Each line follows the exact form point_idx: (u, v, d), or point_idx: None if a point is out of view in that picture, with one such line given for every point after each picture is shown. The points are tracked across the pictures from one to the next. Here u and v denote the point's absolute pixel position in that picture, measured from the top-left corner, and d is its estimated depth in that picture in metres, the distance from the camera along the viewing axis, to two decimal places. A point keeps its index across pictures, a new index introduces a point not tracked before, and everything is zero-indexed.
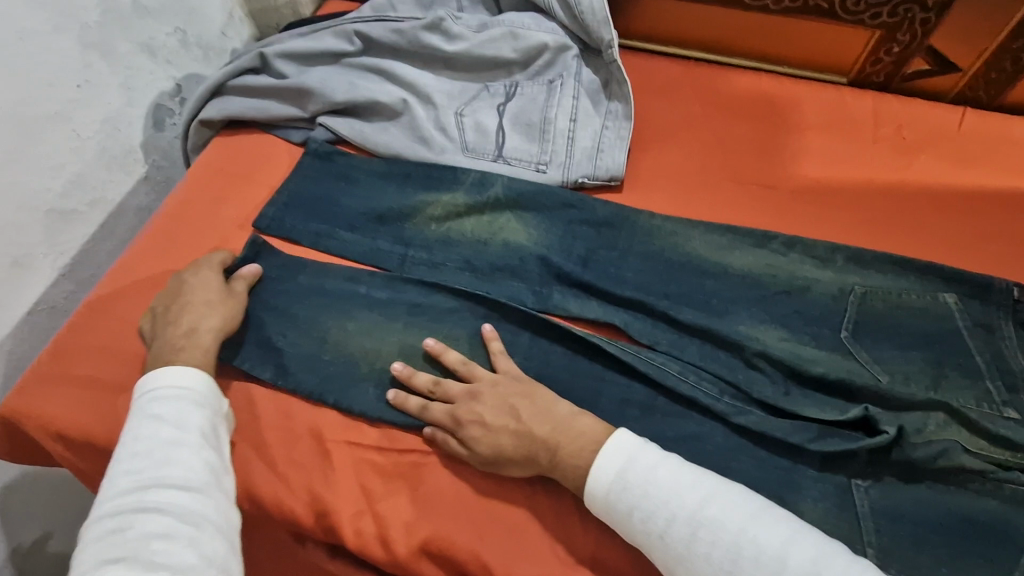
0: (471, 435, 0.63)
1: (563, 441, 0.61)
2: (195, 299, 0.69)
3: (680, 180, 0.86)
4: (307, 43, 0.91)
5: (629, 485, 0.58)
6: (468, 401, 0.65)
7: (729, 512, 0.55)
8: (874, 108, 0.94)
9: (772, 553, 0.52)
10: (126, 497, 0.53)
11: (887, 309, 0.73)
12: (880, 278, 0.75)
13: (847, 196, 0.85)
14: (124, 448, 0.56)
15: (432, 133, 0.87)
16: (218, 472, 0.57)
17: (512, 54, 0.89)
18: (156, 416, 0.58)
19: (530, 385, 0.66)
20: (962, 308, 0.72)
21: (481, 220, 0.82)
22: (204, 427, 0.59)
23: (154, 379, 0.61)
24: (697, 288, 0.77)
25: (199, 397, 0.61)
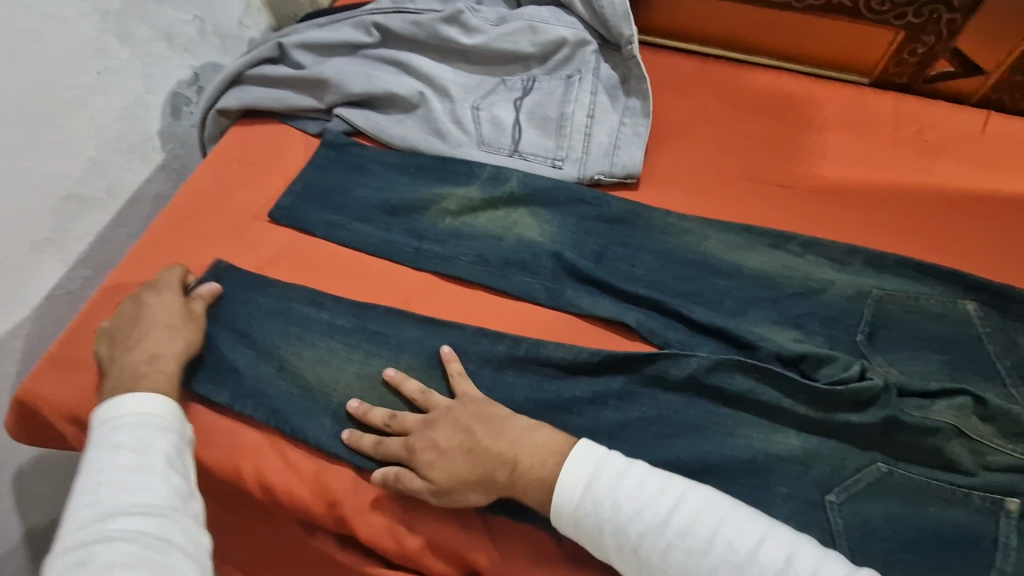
0: (426, 461, 0.61)
1: (525, 454, 0.60)
2: (156, 322, 0.68)
3: (696, 178, 0.86)
4: (325, 33, 0.90)
5: (598, 499, 0.57)
6: (422, 429, 0.63)
7: (700, 515, 0.55)
8: (896, 109, 0.93)
9: (744, 553, 0.53)
10: (88, 530, 0.52)
11: (904, 313, 0.72)
12: (897, 281, 0.74)
13: (865, 198, 0.84)
14: (86, 480, 0.55)
15: (447, 126, 0.87)
16: (186, 494, 0.56)
17: (531, 49, 0.88)
18: (117, 445, 0.57)
19: (485, 406, 0.65)
20: (981, 315, 0.71)
21: (495, 215, 0.82)
22: (170, 452, 0.58)
23: (114, 408, 0.60)
24: (711, 287, 0.76)
25: (163, 422, 0.60)
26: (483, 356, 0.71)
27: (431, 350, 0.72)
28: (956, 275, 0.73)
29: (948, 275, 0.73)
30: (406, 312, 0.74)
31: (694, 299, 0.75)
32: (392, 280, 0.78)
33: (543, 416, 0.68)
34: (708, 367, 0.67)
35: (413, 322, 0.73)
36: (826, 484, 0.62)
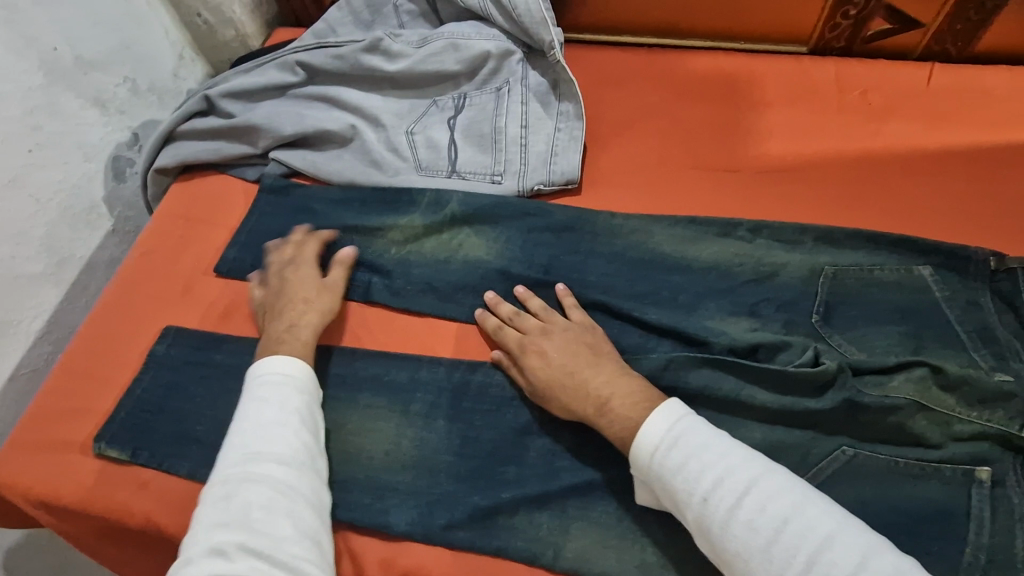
0: (531, 363, 0.66)
1: (618, 397, 0.61)
2: (296, 295, 0.72)
3: (641, 174, 0.84)
4: (251, 79, 0.90)
5: (677, 449, 0.56)
6: (538, 334, 0.68)
7: (781, 489, 0.53)
8: (838, 75, 0.91)
9: (820, 531, 0.50)
10: (236, 469, 0.58)
11: (860, 286, 0.71)
12: (850, 254, 0.73)
13: (815, 171, 0.82)
14: (235, 423, 0.61)
15: (384, 155, 0.86)
16: (312, 449, 0.61)
17: (456, 66, 0.87)
18: (263, 397, 0.62)
19: (599, 342, 0.67)
20: (937, 279, 0.70)
21: (441, 239, 0.80)
22: (303, 411, 0.63)
23: (264, 363, 0.65)
24: (663, 284, 0.74)
25: (300, 383, 0.65)
26: (441, 387, 0.70)
27: (386, 387, 0.71)
28: (910, 242, 0.71)
29: (901, 241, 0.72)
30: (359, 352, 0.73)
31: (641, 302, 0.74)
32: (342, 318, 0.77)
33: (505, 441, 0.66)
34: (663, 366, 0.66)
35: (366, 362, 0.72)
36: (795, 475, 0.61)
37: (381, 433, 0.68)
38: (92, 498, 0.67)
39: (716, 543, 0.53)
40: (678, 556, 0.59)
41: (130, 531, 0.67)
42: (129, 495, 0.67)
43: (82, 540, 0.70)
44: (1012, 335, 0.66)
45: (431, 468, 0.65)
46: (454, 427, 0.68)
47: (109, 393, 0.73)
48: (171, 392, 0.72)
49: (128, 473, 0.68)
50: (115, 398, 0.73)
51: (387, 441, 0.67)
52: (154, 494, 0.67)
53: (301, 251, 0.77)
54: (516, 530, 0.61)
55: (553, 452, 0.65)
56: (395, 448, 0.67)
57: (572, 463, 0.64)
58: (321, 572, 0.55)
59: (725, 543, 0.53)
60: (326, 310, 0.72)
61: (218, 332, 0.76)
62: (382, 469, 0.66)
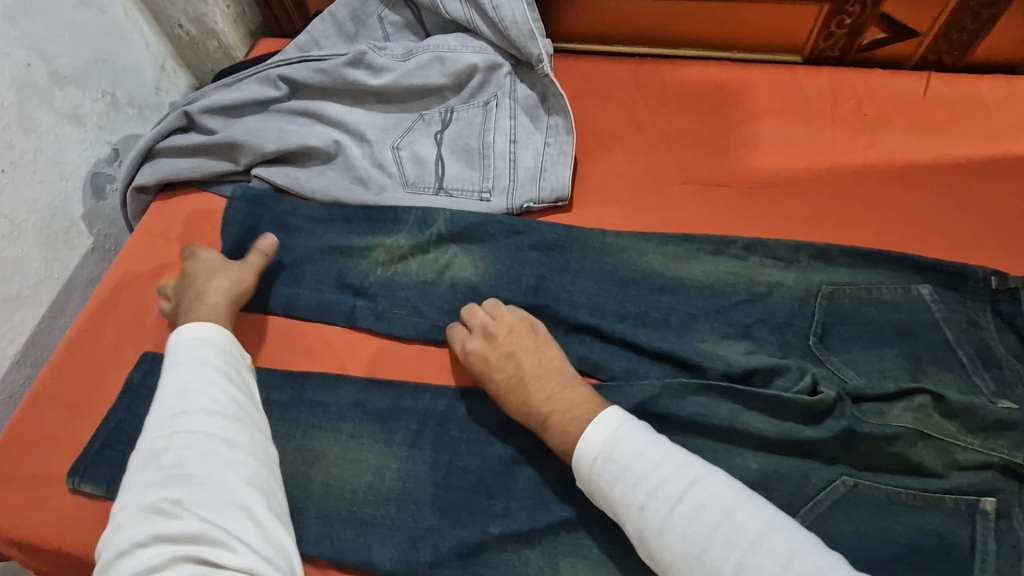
0: (475, 368, 0.66)
1: (556, 412, 0.61)
2: (199, 270, 0.72)
3: (631, 190, 0.82)
4: (231, 94, 0.88)
5: (613, 460, 0.56)
6: (480, 341, 0.67)
7: (715, 494, 0.52)
8: (832, 85, 0.89)
9: (745, 533, 0.49)
10: (162, 431, 0.59)
11: (857, 306, 0.69)
12: (847, 274, 0.71)
13: (806, 185, 0.80)
14: (161, 393, 0.62)
15: (369, 172, 0.84)
16: (243, 402, 0.63)
17: (442, 80, 0.85)
18: (179, 362, 0.63)
19: (544, 348, 0.66)
20: (937, 299, 0.68)
21: (427, 258, 0.78)
22: (225, 367, 0.64)
23: (179, 333, 0.66)
24: (653, 305, 0.72)
25: (220, 345, 0.65)
26: (427, 414, 0.68)
27: (371, 415, 0.68)
28: (908, 260, 0.69)
29: (900, 259, 0.70)
30: (342, 379, 0.71)
31: (630, 323, 0.72)
32: (326, 343, 0.74)
33: (493, 472, 0.64)
34: (656, 393, 0.64)
35: (350, 388, 0.70)
36: (791, 507, 0.59)
37: (364, 464, 0.66)
38: (67, 536, 0.64)
39: (653, 553, 0.52)
40: None
41: None
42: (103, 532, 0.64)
43: None
44: (1011, 357, 0.64)
45: (416, 500, 0.63)
46: (440, 457, 0.65)
47: (85, 423, 0.71)
48: None
49: (104, 509, 0.66)
50: (91, 428, 0.71)
51: (369, 473, 0.65)
52: None
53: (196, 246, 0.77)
54: (502, 566, 0.59)
55: (541, 483, 0.63)
56: (377, 480, 0.65)
57: (563, 494, 0.62)
58: (269, 515, 0.56)
59: (659, 554, 0.52)
60: (241, 281, 0.72)
61: None
62: (364, 503, 0.63)
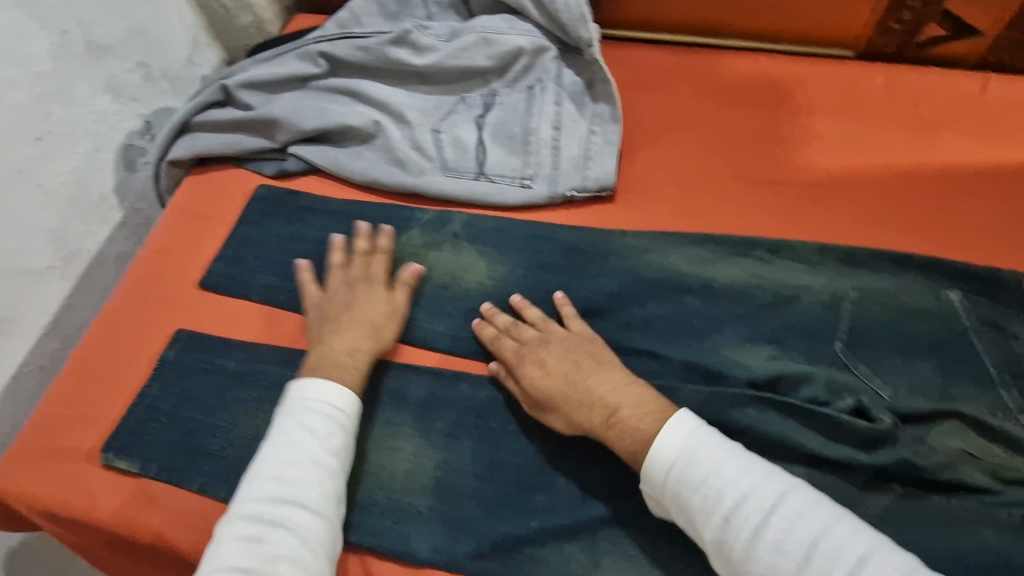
0: (530, 376, 0.63)
1: (625, 406, 0.59)
2: (361, 318, 0.68)
3: (679, 185, 0.79)
4: (269, 70, 0.86)
5: (694, 464, 0.53)
6: (536, 346, 0.65)
7: (813, 511, 0.49)
8: (890, 83, 0.85)
9: (851, 557, 0.47)
10: (264, 505, 0.55)
11: (887, 314, 0.66)
12: (875, 278, 0.69)
13: (864, 186, 0.77)
14: (265, 460, 0.57)
15: (408, 154, 0.82)
16: (341, 496, 0.58)
17: (487, 62, 0.83)
18: (300, 429, 0.59)
19: (601, 349, 0.65)
20: (967, 306, 0.66)
21: (440, 258, 0.77)
22: (340, 450, 0.59)
23: (302, 393, 0.61)
24: (679, 308, 0.70)
25: (344, 427, 0.61)
26: (467, 404, 0.67)
27: (409, 404, 0.67)
28: (939, 266, 0.68)
29: (930, 265, 0.68)
30: (380, 365, 0.70)
31: (674, 323, 0.69)
32: None
33: (533, 467, 0.63)
34: (703, 402, 0.62)
35: (388, 375, 0.69)
36: None
37: (402, 453, 0.65)
38: (99, 512, 0.64)
39: (737, 565, 0.50)
40: None
41: (137, 545, 0.64)
42: (138, 509, 0.64)
43: (90, 550, 0.68)
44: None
45: (454, 491, 0.62)
46: (480, 449, 0.64)
47: (116, 399, 0.70)
48: (182, 402, 0.70)
49: (137, 486, 0.65)
50: (123, 404, 0.70)
51: (408, 462, 0.64)
52: (163, 508, 0.64)
53: (372, 265, 0.73)
54: (544, 562, 0.58)
55: (583, 482, 0.61)
56: (415, 470, 0.64)
57: (606, 494, 0.61)
58: None
59: (746, 567, 0.49)
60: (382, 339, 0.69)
61: (234, 339, 0.74)
62: (402, 492, 0.63)
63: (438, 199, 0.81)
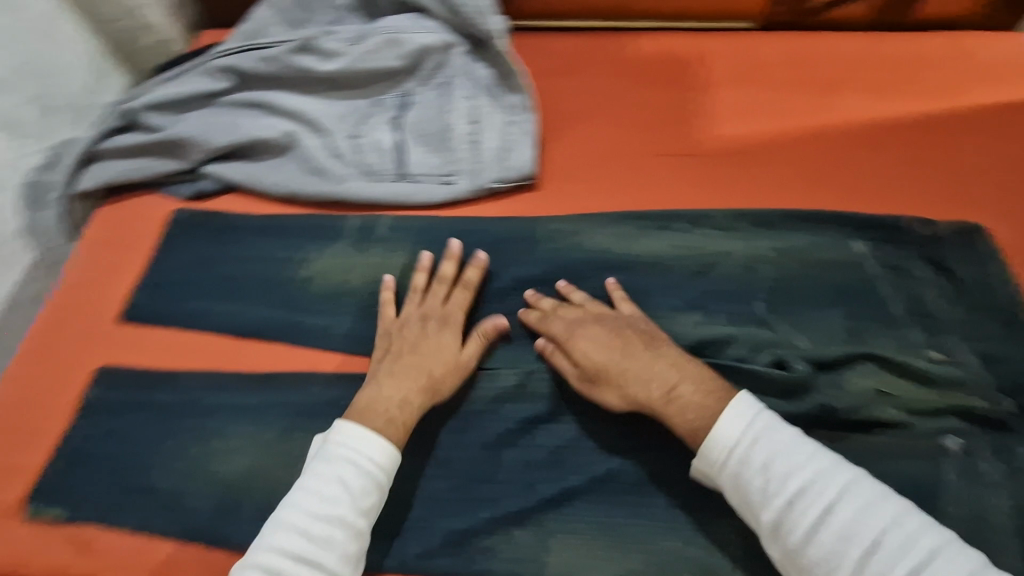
0: (581, 348, 0.63)
1: (686, 382, 0.59)
2: (427, 362, 0.64)
3: (597, 166, 0.80)
4: (173, 90, 0.84)
5: (759, 447, 0.54)
6: (586, 322, 0.65)
7: (879, 504, 0.50)
8: (788, 50, 0.88)
9: (918, 550, 0.47)
10: (285, 561, 0.52)
11: (802, 269, 0.69)
12: (786, 237, 0.72)
13: (772, 150, 0.80)
14: (292, 507, 0.55)
15: (327, 163, 0.81)
16: (361, 554, 0.56)
17: (396, 62, 0.82)
18: (334, 479, 0.56)
19: (656, 332, 0.65)
20: (872, 252, 0.70)
21: (368, 263, 0.76)
22: (370, 507, 0.56)
23: (343, 435, 0.58)
24: (608, 286, 0.71)
25: (378, 482, 0.57)
26: None
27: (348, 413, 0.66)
28: (843, 219, 0.71)
29: (835, 219, 0.72)
30: (316, 378, 0.69)
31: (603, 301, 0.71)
32: (263, 353, 0.71)
33: (477, 460, 0.63)
34: None
35: (324, 386, 0.68)
36: None
37: None
38: (27, 565, 0.61)
39: (792, 549, 0.51)
40: (658, 559, 0.57)
41: None
42: (70, 557, 0.61)
43: None
44: (940, 301, 0.66)
45: (400, 494, 0.62)
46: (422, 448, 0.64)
47: (38, 446, 0.67)
48: (110, 440, 0.67)
49: (67, 533, 0.62)
50: (46, 450, 0.67)
51: None
52: (97, 552, 0.61)
53: (454, 308, 0.69)
54: (493, 551, 0.59)
55: (528, 467, 0.62)
56: None
57: (550, 476, 0.61)
58: None
59: (801, 551, 0.50)
60: (438, 393, 0.64)
61: (160, 369, 0.71)
62: None
63: (362, 204, 0.80)
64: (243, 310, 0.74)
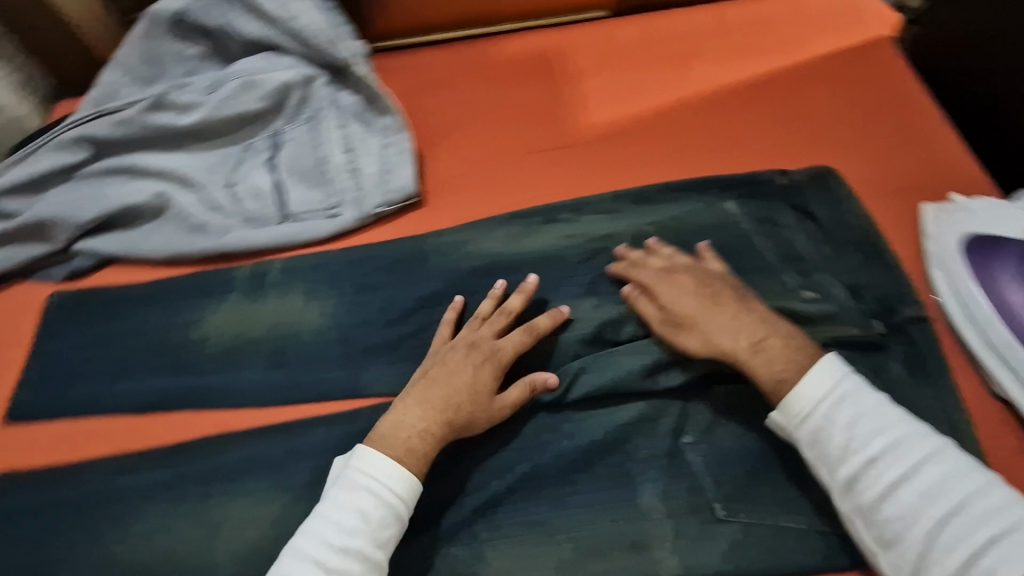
0: (666, 294, 0.65)
1: (774, 336, 0.59)
2: (466, 393, 0.61)
3: (479, 173, 0.81)
4: (25, 170, 0.79)
5: (842, 407, 0.54)
6: (681, 270, 0.66)
7: (964, 474, 0.50)
8: (642, 31, 0.92)
9: (995, 520, 0.48)
10: None
11: (683, 237, 0.73)
12: (664, 209, 0.75)
13: (640, 129, 0.83)
14: (308, 538, 0.53)
15: (205, 217, 0.78)
16: None
17: (259, 104, 0.81)
18: (351, 510, 0.54)
19: (743, 289, 0.64)
20: (742, 210, 0.73)
21: (265, 311, 0.74)
22: (387, 539, 0.54)
23: (366, 463, 0.56)
24: (505, 288, 0.73)
25: (396, 516, 0.55)
26: (324, 447, 0.65)
27: (264, 467, 0.65)
28: (712, 184, 0.75)
29: (704, 185, 0.76)
30: (226, 439, 0.67)
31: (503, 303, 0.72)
32: (168, 424, 0.69)
33: None
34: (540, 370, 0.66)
35: (236, 446, 0.66)
36: (680, 432, 0.62)
37: (268, 518, 0.63)
38: None
39: (866, 505, 0.52)
40: (588, 544, 0.58)
41: None
42: None
43: None
44: (809, 245, 0.71)
45: None
46: None
47: None
48: (13, 551, 0.63)
49: None
50: None
51: (277, 523, 0.62)
52: None
53: (505, 348, 0.64)
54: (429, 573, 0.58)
55: (453, 485, 0.62)
56: (286, 530, 0.62)
57: (475, 488, 0.62)
58: None
59: (876, 508, 0.51)
60: (471, 426, 0.60)
61: (55, 463, 0.67)
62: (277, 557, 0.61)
63: (249, 252, 0.78)
64: (140, 384, 0.71)
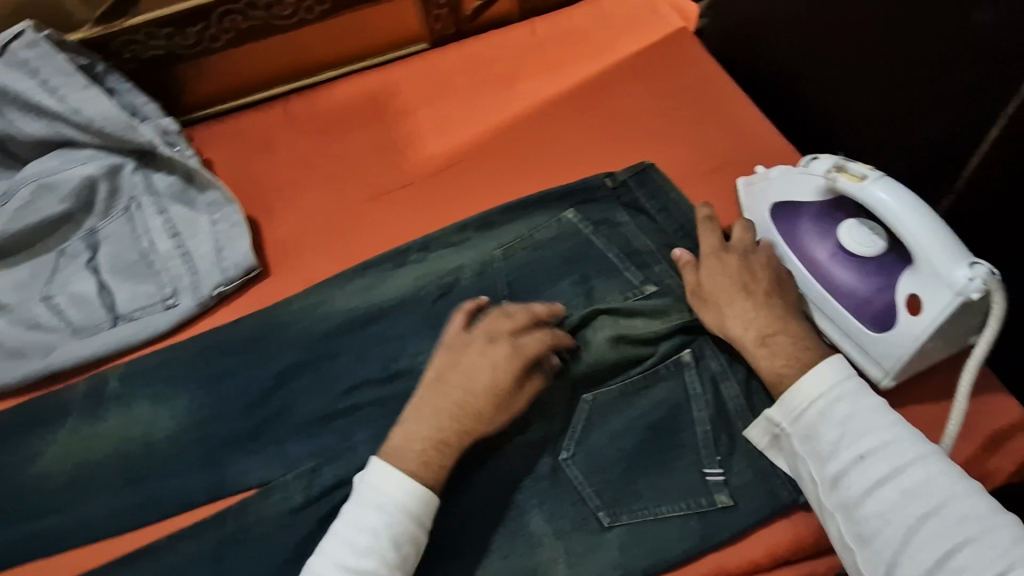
0: (710, 267, 0.66)
1: (786, 335, 0.61)
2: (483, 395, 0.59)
3: (321, 231, 0.79)
4: None
5: (837, 407, 0.56)
6: (725, 251, 0.67)
7: (947, 480, 0.52)
8: (461, 57, 0.93)
9: (972, 527, 0.49)
10: None
11: (530, 254, 0.74)
12: (507, 231, 0.76)
13: (474, 155, 0.84)
14: (326, 562, 0.54)
15: (23, 340, 0.71)
16: None
17: (62, 205, 0.74)
18: (367, 531, 0.54)
19: (777, 280, 0.65)
20: (580, 217, 0.75)
21: (108, 427, 0.68)
22: (402, 559, 0.54)
23: (382, 482, 0.56)
24: (366, 342, 0.71)
25: (412, 537, 0.55)
26: (199, 557, 0.61)
27: None
28: (547, 199, 0.76)
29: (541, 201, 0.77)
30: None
31: (367, 359, 0.70)
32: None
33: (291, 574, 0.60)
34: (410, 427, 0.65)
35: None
36: (557, 450, 0.63)
37: None
38: None
39: (849, 501, 0.54)
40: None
41: None
42: None
43: None
44: (644, 237, 0.73)
45: None
46: None
47: None
48: None
49: None
50: None
51: None
52: None
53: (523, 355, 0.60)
54: None
55: None
56: None
57: None
58: None
59: (860, 503, 0.53)
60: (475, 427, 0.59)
61: None
62: None
63: (83, 366, 0.72)
64: None
